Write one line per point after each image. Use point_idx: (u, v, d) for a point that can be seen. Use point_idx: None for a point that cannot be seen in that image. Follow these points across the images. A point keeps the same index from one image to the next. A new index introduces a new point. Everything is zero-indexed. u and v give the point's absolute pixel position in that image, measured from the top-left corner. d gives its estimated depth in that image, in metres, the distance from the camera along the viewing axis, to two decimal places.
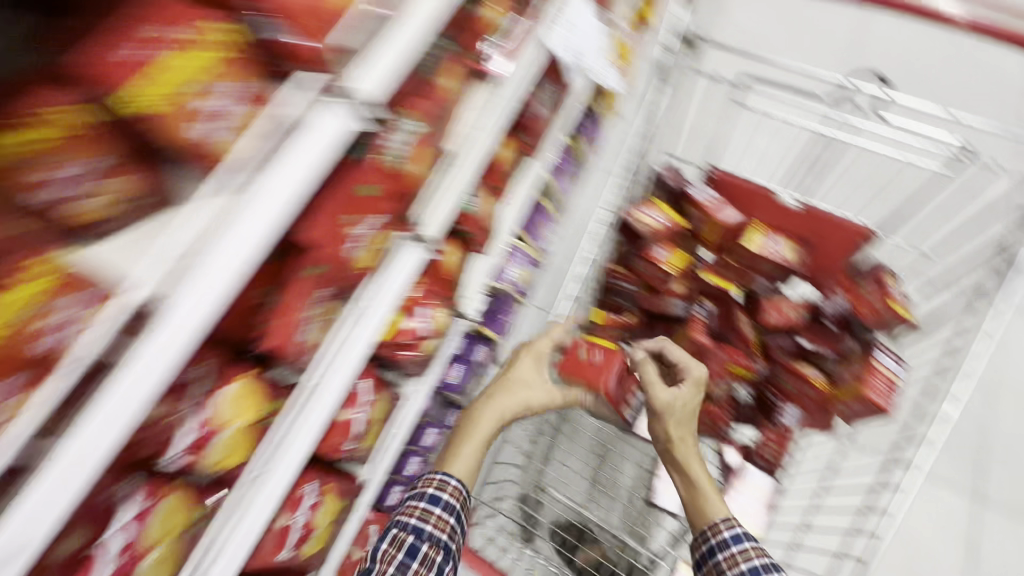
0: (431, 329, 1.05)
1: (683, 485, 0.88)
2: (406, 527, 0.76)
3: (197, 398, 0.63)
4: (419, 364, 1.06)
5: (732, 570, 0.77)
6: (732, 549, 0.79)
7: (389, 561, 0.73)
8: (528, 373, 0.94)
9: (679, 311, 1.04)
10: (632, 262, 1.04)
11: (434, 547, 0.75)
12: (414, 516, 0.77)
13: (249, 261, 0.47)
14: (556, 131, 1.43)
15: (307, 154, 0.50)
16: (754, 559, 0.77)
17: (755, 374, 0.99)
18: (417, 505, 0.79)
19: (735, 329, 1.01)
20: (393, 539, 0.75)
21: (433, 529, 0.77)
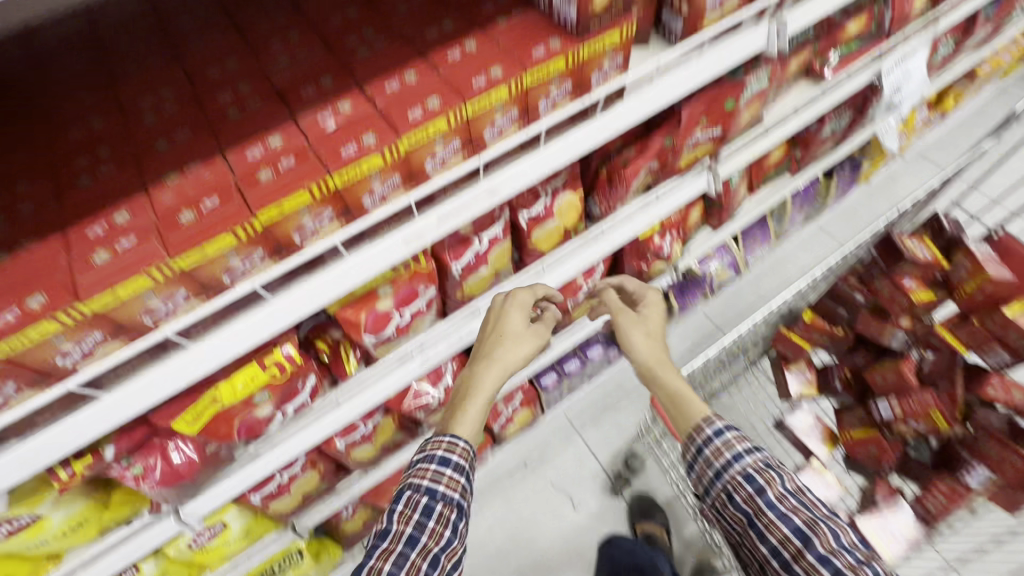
0: (666, 255, 1.20)
1: (663, 395, 0.89)
2: (419, 488, 0.76)
3: (552, 189, 0.86)
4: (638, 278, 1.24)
5: (722, 461, 0.80)
6: (715, 441, 0.81)
7: (408, 520, 0.73)
8: (515, 327, 0.83)
9: (895, 344, 1.10)
10: (873, 279, 1.11)
11: (447, 506, 0.76)
12: (426, 478, 0.77)
13: (676, 96, 0.72)
14: (827, 159, 1.49)
15: (735, 53, 0.74)
16: (737, 445, 0.80)
17: (950, 429, 1.01)
18: (428, 468, 0.78)
19: (950, 381, 1.03)
20: (407, 499, 0.75)
21: (445, 489, 0.77)
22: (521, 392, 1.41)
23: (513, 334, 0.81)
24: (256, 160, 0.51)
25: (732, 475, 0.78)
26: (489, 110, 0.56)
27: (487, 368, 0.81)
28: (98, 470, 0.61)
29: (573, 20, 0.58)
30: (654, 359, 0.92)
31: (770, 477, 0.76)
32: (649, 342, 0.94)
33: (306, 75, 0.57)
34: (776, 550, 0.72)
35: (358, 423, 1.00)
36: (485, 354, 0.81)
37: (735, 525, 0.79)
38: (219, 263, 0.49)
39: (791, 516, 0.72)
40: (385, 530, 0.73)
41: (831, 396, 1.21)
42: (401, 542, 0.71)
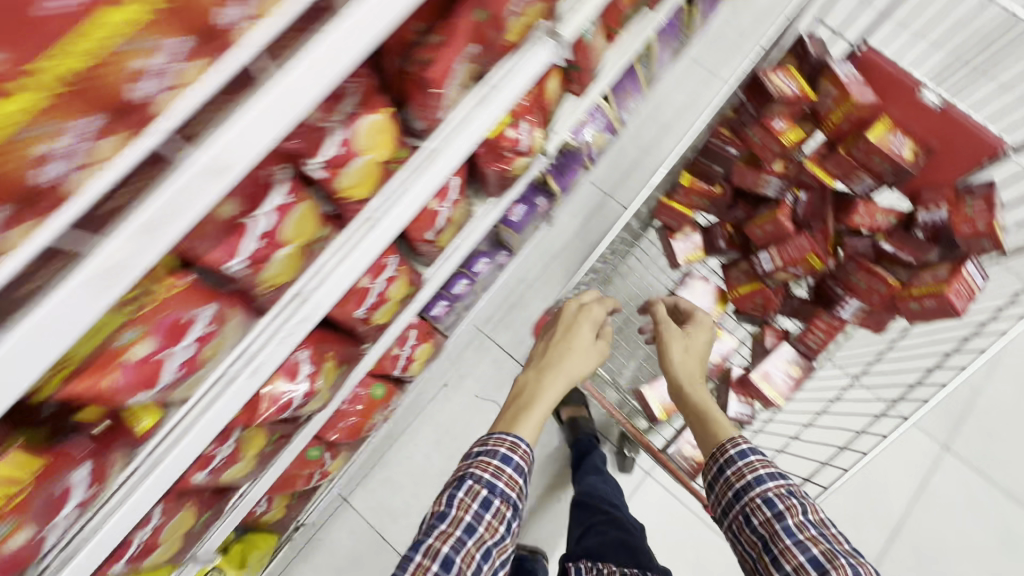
0: (528, 147, 1.02)
1: (693, 411, 1.00)
2: (481, 480, 0.92)
3: (344, 115, 0.63)
4: (504, 181, 1.06)
5: (744, 484, 0.90)
6: (740, 467, 0.92)
7: (468, 509, 0.89)
8: (579, 342, 1.11)
9: (771, 192, 1.05)
10: (745, 128, 1.01)
11: (503, 504, 0.92)
12: (489, 472, 0.93)
13: None
14: None
15: None
16: (759, 470, 0.91)
17: (825, 266, 1.02)
18: (487, 466, 0.94)
19: (822, 220, 1.03)
20: (466, 488, 0.91)
21: (506, 486, 0.93)
22: (412, 330, 1.28)
23: (578, 350, 1.10)
24: None
25: (751, 499, 0.89)
26: (112, 46, 0.36)
27: (550, 380, 1.06)
28: None
29: None
30: (691, 376, 1.02)
31: (791, 506, 0.85)
32: (688, 361, 1.03)
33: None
34: (788, 574, 0.81)
35: (214, 450, 0.83)
36: (549, 372, 1.07)
37: (748, 544, 0.89)
38: None
39: (807, 543, 0.81)
40: (444, 511, 0.90)
41: (718, 255, 1.18)
42: (458, 527, 0.88)
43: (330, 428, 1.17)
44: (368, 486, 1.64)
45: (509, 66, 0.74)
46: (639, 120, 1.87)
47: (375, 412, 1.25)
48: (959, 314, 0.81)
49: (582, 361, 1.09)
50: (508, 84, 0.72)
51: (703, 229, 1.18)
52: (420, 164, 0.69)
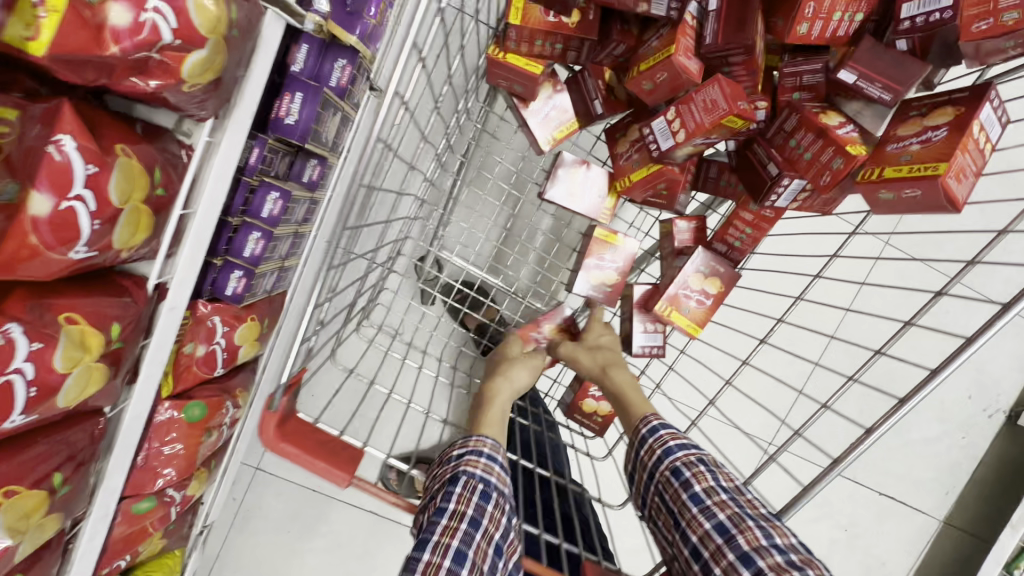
0: (182, 28, 0.49)
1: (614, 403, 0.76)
2: (473, 477, 0.60)
3: None
4: (199, 105, 0.56)
5: (652, 459, 0.67)
6: (649, 439, 0.68)
7: (469, 503, 0.57)
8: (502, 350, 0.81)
9: (660, 11, 0.60)
10: None
11: (502, 499, 0.61)
12: (482, 465, 0.61)
13: None
14: None
15: None
16: (668, 442, 0.67)
17: (753, 127, 0.65)
18: (479, 459, 0.62)
19: (745, 49, 0.59)
20: (466, 483, 0.59)
21: (500, 482, 0.61)
22: (210, 322, 0.85)
23: (500, 358, 0.80)
24: None
25: (659, 475, 0.65)
26: None
27: (501, 385, 0.74)
28: None
29: None
30: (602, 366, 0.78)
31: (700, 470, 0.63)
32: (596, 356, 0.78)
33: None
34: (696, 550, 0.60)
35: None
36: (494, 376, 0.76)
37: (657, 525, 0.66)
38: None
39: (716, 510, 0.60)
40: (442, 507, 0.57)
41: (601, 120, 0.77)
42: (467, 526, 0.56)
43: (146, 480, 0.91)
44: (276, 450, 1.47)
45: None
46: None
47: (207, 434, 0.96)
48: (960, 211, 0.50)
49: (520, 367, 0.77)
50: None
51: (568, 82, 0.74)
52: None
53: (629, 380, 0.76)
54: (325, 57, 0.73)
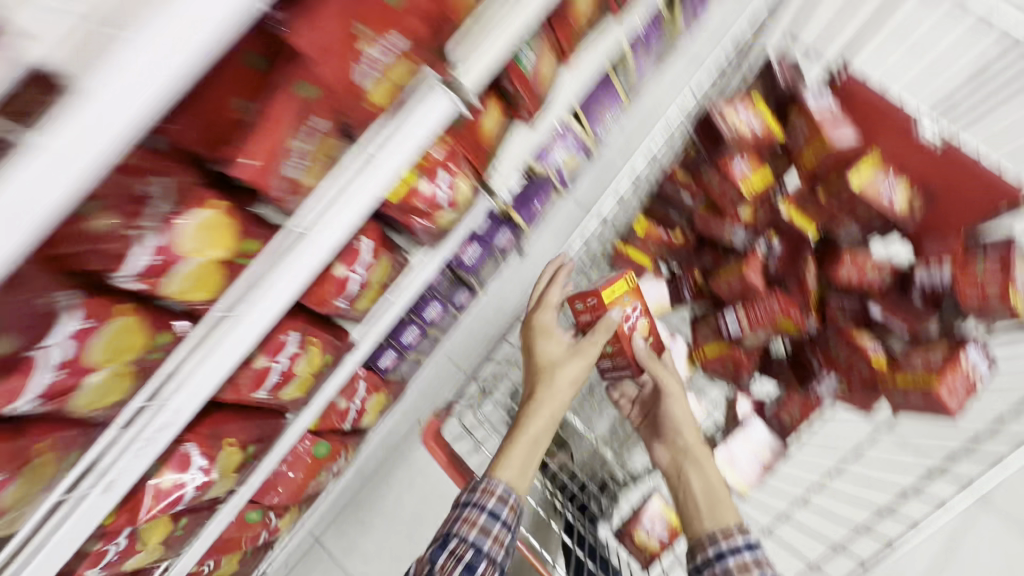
0: (449, 200, 0.90)
1: (694, 484, 0.82)
2: (464, 542, 0.77)
3: (158, 217, 0.54)
4: (430, 237, 0.94)
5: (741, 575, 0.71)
6: (745, 554, 0.72)
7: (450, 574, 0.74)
8: (557, 351, 0.89)
9: (737, 243, 0.89)
10: (701, 170, 0.89)
11: (489, 566, 0.77)
12: (474, 533, 0.77)
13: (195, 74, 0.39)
14: None
15: None
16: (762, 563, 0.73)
17: (803, 333, 0.87)
18: (475, 524, 0.78)
19: (797, 277, 0.87)
20: (452, 551, 0.77)
21: (491, 547, 0.78)
22: (360, 383, 1.19)
23: (559, 358, 0.88)
24: None
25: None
26: None
27: (541, 400, 0.85)
28: None
29: None
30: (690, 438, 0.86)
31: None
32: (686, 420, 0.87)
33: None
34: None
35: (104, 547, 0.78)
36: (540, 391, 0.86)
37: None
38: None
39: None
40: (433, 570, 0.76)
41: (685, 305, 1.03)
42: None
43: (265, 492, 1.12)
44: (340, 527, 1.61)
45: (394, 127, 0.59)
46: (655, 87, 1.42)
47: (319, 468, 1.19)
48: (953, 415, 0.71)
49: (567, 374, 0.86)
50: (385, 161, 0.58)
51: (668, 278, 1.00)
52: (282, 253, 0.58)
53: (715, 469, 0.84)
54: (497, 228, 1.19)
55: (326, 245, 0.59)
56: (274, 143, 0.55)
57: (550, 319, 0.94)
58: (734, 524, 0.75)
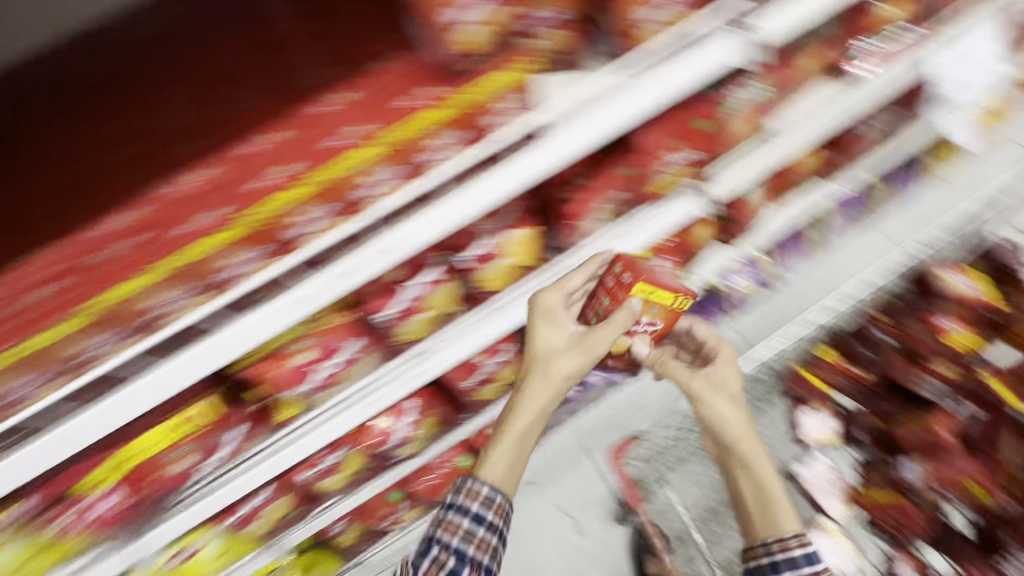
0: None
1: (749, 485, 0.85)
2: (448, 547, 0.79)
3: (498, 226, 0.77)
4: None
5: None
6: (801, 564, 0.76)
7: None
8: (555, 344, 0.84)
9: (926, 394, 1.12)
10: (908, 323, 1.17)
11: (472, 568, 0.78)
12: (457, 537, 0.80)
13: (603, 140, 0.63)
14: (868, 167, 1.16)
15: (695, 65, 0.60)
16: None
17: (992, 500, 1.04)
18: (457, 529, 0.81)
19: (986, 444, 1.07)
20: (434, 556, 0.79)
21: (475, 550, 0.80)
22: None
23: (551, 353, 0.83)
24: (99, 237, 0.46)
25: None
26: (355, 167, 0.51)
27: (531, 396, 0.84)
28: (25, 515, 0.64)
29: (464, 60, 0.52)
30: (733, 436, 0.86)
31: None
32: (732, 414, 0.87)
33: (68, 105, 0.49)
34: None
35: (322, 456, 0.99)
36: (533, 384, 0.85)
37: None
38: (67, 345, 0.48)
39: None
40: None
41: (856, 447, 1.19)
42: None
43: (413, 478, 1.27)
44: None
45: (653, 209, 0.85)
46: None
47: (456, 477, 1.34)
48: None
49: (561, 370, 0.82)
50: (640, 231, 0.84)
51: (842, 414, 1.20)
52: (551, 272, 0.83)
53: (769, 466, 0.85)
54: None
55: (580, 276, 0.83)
56: (592, 198, 0.79)
57: (557, 301, 0.81)
58: (788, 531, 0.79)
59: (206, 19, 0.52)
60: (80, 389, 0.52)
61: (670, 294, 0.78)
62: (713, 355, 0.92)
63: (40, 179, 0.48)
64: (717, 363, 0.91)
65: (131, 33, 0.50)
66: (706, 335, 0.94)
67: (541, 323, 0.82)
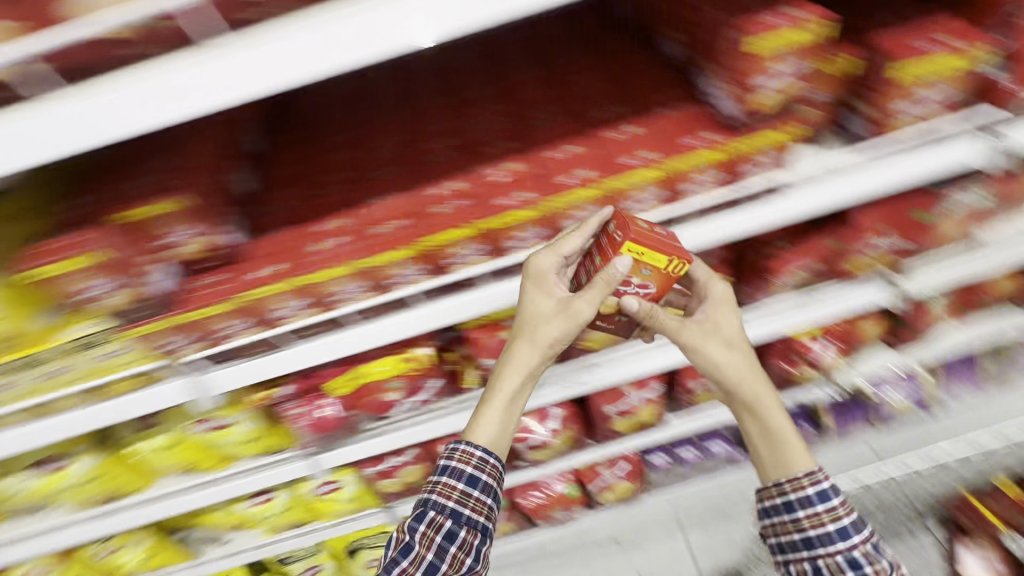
0: (816, 362, 1.06)
1: (753, 428, 0.69)
2: (444, 511, 0.69)
3: None
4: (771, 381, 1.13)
5: (817, 531, 0.62)
6: (815, 504, 0.63)
7: (430, 545, 0.67)
8: (543, 307, 0.63)
9: None
10: None
11: (471, 531, 0.69)
12: (453, 500, 0.69)
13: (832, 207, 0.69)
14: None
15: (943, 157, 0.65)
16: (844, 518, 0.61)
17: None
18: (452, 489, 0.70)
19: None
20: (430, 522, 0.68)
21: (471, 513, 0.69)
22: (628, 463, 1.34)
23: (535, 316, 0.64)
24: (436, 195, 0.64)
25: (823, 553, 0.61)
26: (631, 184, 0.61)
27: (512, 363, 0.66)
28: (275, 399, 0.80)
29: (745, 115, 0.60)
30: (715, 366, 0.67)
31: (879, 564, 0.59)
32: (736, 357, 0.68)
33: (432, 114, 0.77)
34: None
35: (467, 436, 1.10)
36: (511, 347, 0.67)
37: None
38: (388, 270, 0.63)
39: None
40: (409, 544, 0.67)
41: None
42: (420, 568, 0.66)
43: (523, 490, 1.32)
44: None
45: (841, 287, 0.88)
46: None
47: (559, 504, 1.36)
48: None
49: (549, 334, 0.63)
50: (824, 304, 0.87)
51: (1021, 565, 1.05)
52: None
53: (777, 403, 0.68)
54: (801, 419, 1.22)
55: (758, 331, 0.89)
56: (789, 261, 0.85)
57: (552, 263, 0.61)
58: (797, 468, 0.65)
59: (539, 84, 0.77)
60: (378, 303, 0.66)
61: (667, 257, 0.57)
62: (710, 302, 0.70)
63: (412, 157, 0.71)
64: (715, 312, 0.69)
65: (474, 81, 0.81)
66: (702, 276, 0.71)
67: (535, 283, 0.62)
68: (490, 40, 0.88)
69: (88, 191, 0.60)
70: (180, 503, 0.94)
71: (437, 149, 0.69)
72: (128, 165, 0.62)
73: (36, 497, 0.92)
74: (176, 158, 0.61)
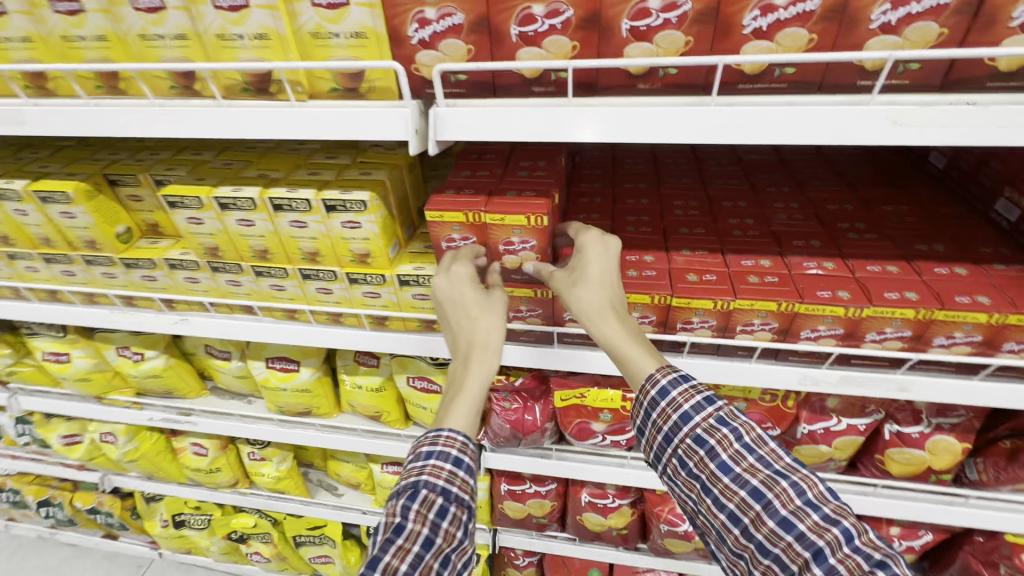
0: None
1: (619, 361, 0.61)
2: (434, 488, 0.56)
3: (936, 423, 0.81)
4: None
5: (669, 426, 0.60)
6: (661, 404, 0.59)
7: (424, 522, 0.53)
8: (475, 303, 0.64)
9: None
10: None
11: (459, 509, 0.56)
12: (442, 477, 0.56)
13: None
14: None
15: None
16: (689, 403, 0.59)
17: None
18: (444, 469, 0.57)
19: None
20: (423, 500, 0.55)
21: (460, 492, 0.57)
22: None
23: (482, 310, 0.64)
24: (744, 266, 0.69)
25: (679, 442, 0.59)
26: (953, 321, 0.62)
27: (475, 359, 0.62)
28: (502, 385, 0.88)
29: None
30: (597, 312, 0.61)
31: (723, 436, 0.57)
32: (591, 290, 0.62)
33: (729, 195, 0.84)
34: (734, 516, 0.55)
35: (610, 493, 1.09)
36: (483, 344, 0.63)
37: (688, 506, 0.60)
38: (682, 316, 0.69)
39: (780, 506, 0.53)
40: (400, 524, 0.53)
41: None
42: (417, 546, 0.52)
43: None
44: None
45: None
46: None
47: None
48: None
49: (495, 320, 0.64)
50: None
51: None
52: (953, 496, 0.85)
53: (616, 319, 0.61)
54: None
55: (990, 521, 0.83)
56: None
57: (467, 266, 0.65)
58: (643, 376, 0.60)
59: (841, 199, 0.81)
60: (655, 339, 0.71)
61: (524, 215, 0.63)
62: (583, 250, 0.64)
63: (714, 227, 0.78)
64: (581, 256, 0.64)
65: (767, 177, 0.89)
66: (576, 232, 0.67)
67: (449, 281, 0.64)
68: (781, 150, 0.96)
69: (468, 166, 0.74)
70: (357, 440, 1.04)
71: (743, 229, 0.76)
72: (501, 160, 0.75)
73: (258, 385, 1.06)
74: (541, 163, 0.73)
